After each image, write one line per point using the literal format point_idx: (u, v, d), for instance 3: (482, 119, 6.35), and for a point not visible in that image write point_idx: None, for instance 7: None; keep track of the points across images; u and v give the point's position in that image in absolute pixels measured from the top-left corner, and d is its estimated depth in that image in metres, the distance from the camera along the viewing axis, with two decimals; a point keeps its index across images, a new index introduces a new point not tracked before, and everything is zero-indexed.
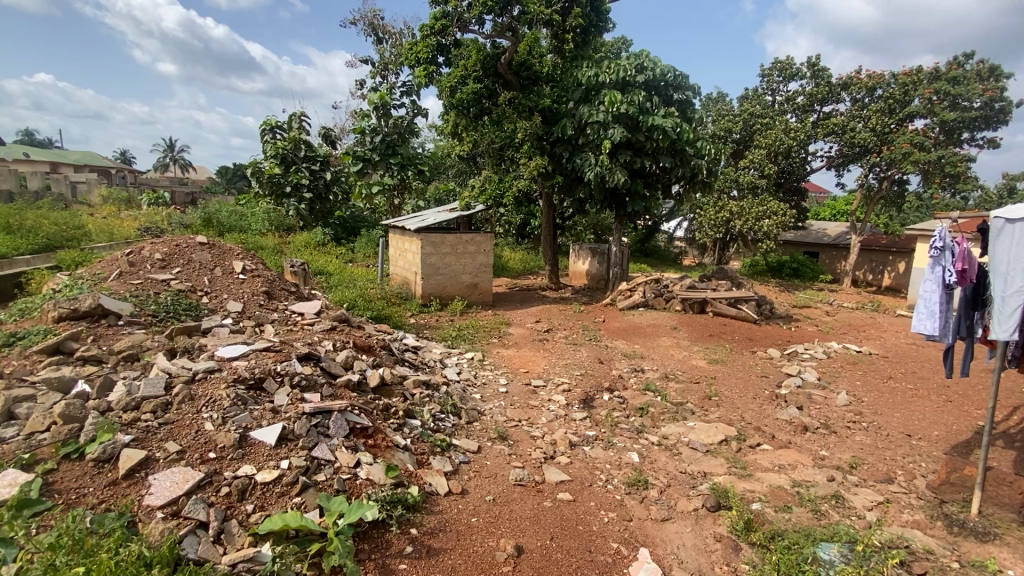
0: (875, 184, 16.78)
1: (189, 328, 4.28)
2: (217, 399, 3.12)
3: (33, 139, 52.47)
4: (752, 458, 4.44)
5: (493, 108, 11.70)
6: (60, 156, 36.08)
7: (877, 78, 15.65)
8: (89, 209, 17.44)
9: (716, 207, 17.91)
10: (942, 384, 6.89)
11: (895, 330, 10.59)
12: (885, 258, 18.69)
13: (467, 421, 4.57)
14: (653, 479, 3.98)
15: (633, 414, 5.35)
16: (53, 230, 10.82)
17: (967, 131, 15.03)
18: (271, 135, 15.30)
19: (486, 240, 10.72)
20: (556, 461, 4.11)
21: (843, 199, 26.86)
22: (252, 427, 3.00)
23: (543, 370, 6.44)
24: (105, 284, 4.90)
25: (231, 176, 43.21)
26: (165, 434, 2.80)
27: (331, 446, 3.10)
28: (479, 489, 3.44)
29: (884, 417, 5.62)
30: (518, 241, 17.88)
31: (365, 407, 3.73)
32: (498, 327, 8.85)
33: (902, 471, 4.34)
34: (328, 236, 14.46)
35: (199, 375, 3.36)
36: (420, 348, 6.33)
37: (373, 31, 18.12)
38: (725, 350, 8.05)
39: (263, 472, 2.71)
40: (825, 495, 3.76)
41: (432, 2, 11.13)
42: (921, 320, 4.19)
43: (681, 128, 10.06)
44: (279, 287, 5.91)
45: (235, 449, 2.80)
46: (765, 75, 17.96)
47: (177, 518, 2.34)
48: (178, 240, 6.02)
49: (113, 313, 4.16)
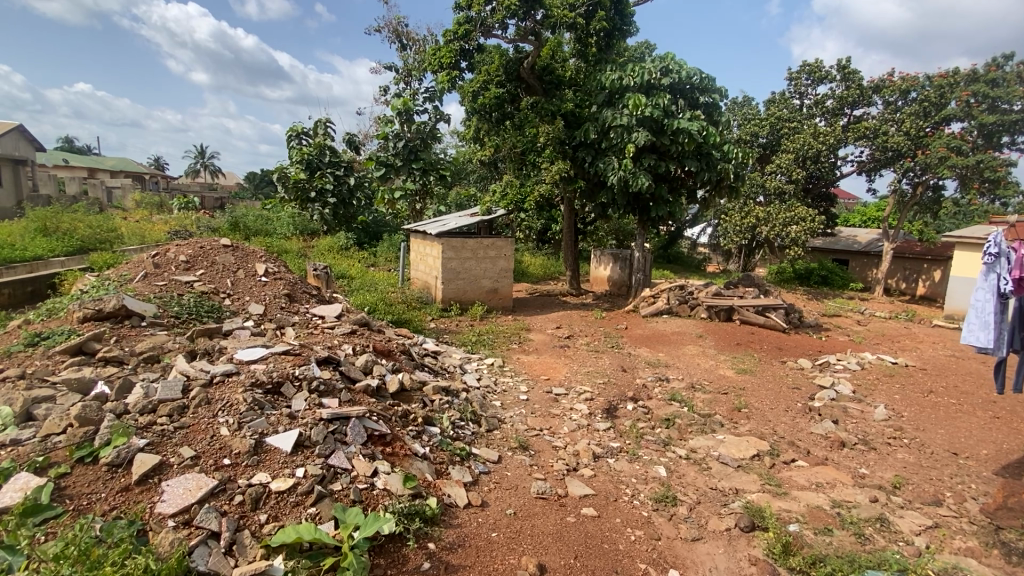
0: (909, 189, 16.19)
1: (210, 330, 4.27)
2: (233, 403, 3.07)
3: (74, 146, 54.54)
4: (787, 475, 4.21)
5: (516, 112, 11.65)
6: (97, 162, 37.39)
7: (910, 81, 15.13)
8: (123, 213, 17.94)
9: (742, 213, 17.52)
10: (988, 399, 6.50)
11: (932, 342, 10.11)
12: (919, 266, 17.98)
13: (487, 429, 4.44)
14: (682, 495, 3.80)
15: (658, 425, 5.16)
16: (87, 233, 11.13)
17: (1007, 135, 14.36)
18: (296, 141, 15.53)
19: (507, 245, 10.65)
20: (579, 473, 3.96)
21: (874, 205, 26.02)
22: (268, 433, 2.93)
23: (565, 377, 6.29)
24: (131, 284, 4.94)
25: (258, 181, 44.26)
26: (180, 438, 2.74)
27: (348, 454, 3.01)
28: (499, 501, 3.31)
29: (927, 434, 5.30)
30: (539, 246, 17.76)
31: (383, 414, 3.64)
32: (518, 333, 8.71)
33: (951, 493, 4.06)
34: (351, 240, 14.56)
35: (216, 378, 3.31)
36: (440, 353, 6.23)
37: (397, 38, 18.32)
38: (753, 359, 7.76)
39: (277, 480, 2.63)
40: (869, 517, 3.52)
41: (456, 7, 11.15)
42: (971, 330, 3.94)
43: (707, 131, 9.83)
44: (300, 290, 5.89)
45: (250, 456, 2.73)
46: (792, 78, 17.55)
47: (188, 527, 2.27)
48: (203, 242, 6.07)
49: (137, 313, 4.17)
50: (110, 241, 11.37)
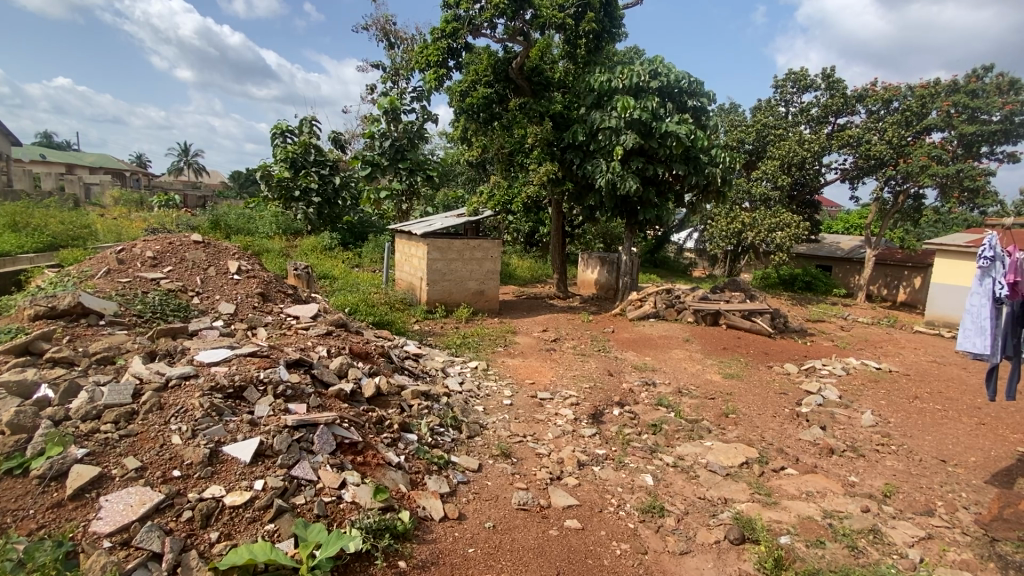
0: (890, 197, 16.37)
1: (173, 330, 4.03)
2: (189, 409, 2.84)
3: (53, 142, 53.56)
4: (776, 484, 4.09)
5: (504, 113, 11.50)
6: (77, 158, 36.51)
7: (892, 91, 15.30)
8: (100, 210, 17.44)
9: (728, 218, 17.56)
10: (972, 405, 6.48)
11: (914, 348, 10.14)
12: (900, 273, 18.20)
13: (468, 435, 4.25)
14: (670, 506, 3.64)
15: (645, 431, 5.01)
16: (59, 229, 10.70)
17: (986, 145, 14.54)
18: (281, 140, 15.22)
19: (493, 247, 10.45)
20: (563, 482, 3.78)
21: (856, 213, 26.34)
22: (225, 441, 2.72)
23: (550, 381, 6.12)
24: (91, 282, 4.66)
25: (243, 180, 43.71)
26: (125, 448, 2.52)
27: (314, 464, 2.81)
28: (478, 514, 3.12)
29: (914, 441, 5.23)
30: (526, 249, 17.66)
31: (356, 420, 3.43)
32: (504, 336, 8.54)
33: (943, 502, 3.98)
34: (336, 240, 14.26)
35: (172, 381, 3.07)
36: (422, 355, 6.02)
37: (385, 37, 18.12)
38: (740, 364, 7.67)
39: (232, 494, 2.42)
40: (862, 529, 3.42)
41: (445, 5, 10.98)
42: (968, 337, 3.84)
43: (695, 135, 9.75)
44: (275, 289, 5.63)
45: (203, 467, 2.52)
46: (778, 86, 17.68)
47: (127, 548, 2.06)
48: (173, 238, 5.81)
49: (94, 312, 3.91)
50: (83, 237, 10.96)
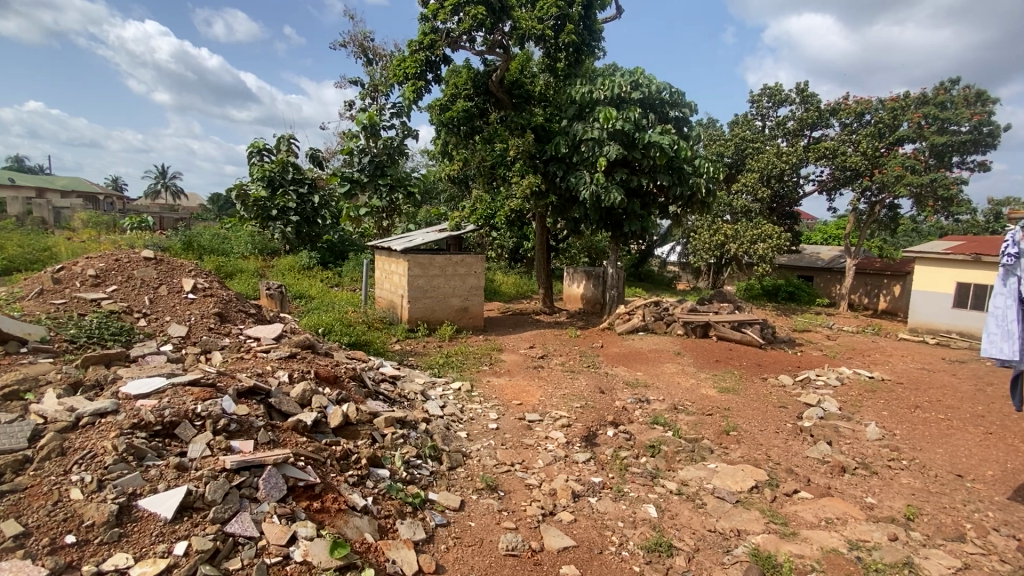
0: (867, 208, 16.45)
1: (110, 357, 3.54)
2: (100, 455, 2.38)
3: (23, 164, 52.48)
4: (791, 511, 3.68)
5: (484, 127, 11.26)
6: (45, 182, 35.19)
7: (865, 104, 15.46)
8: (69, 233, 16.69)
9: (711, 230, 17.47)
10: (975, 413, 6.20)
11: (902, 355, 9.93)
12: (879, 281, 18.24)
13: (449, 467, 3.79)
14: (678, 542, 3.22)
15: (643, 454, 4.58)
16: (16, 253, 10.05)
17: (958, 155, 14.65)
18: (257, 158, 14.74)
19: (476, 262, 10.04)
20: (556, 519, 3.34)
21: (833, 224, 26.56)
22: (141, 493, 2.27)
23: (539, 402, 5.66)
24: (20, 305, 4.17)
25: (222, 203, 42.97)
26: (7, 509, 2.06)
27: (257, 516, 2.37)
28: (458, 565, 2.68)
29: (926, 454, 4.90)
30: (510, 264, 17.34)
31: (314, 457, 2.97)
32: (489, 353, 8.10)
33: (971, 524, 3.62)
34: (314, 260, 13.69)
35: (83, 420, 2.62)
36: (400, 378, 5.52)
37: (363, 53, 17.88)
38: (735, 377, 7.31)
39: (143, 564, 1.97)
40: (895, 562, 3.04)
41: (422, 19, 10.73)
42: (993, 342, 3.58)
43: (679, 145, 9.52)
44: (235, 309, 5.13)
45: (109, 528, 2.06)
46: (754, 101, 17.81)
47: None
48: (122, 255, 5.31)
49: (16, 338, 3.41)
50: (42, 261, 10.28)
